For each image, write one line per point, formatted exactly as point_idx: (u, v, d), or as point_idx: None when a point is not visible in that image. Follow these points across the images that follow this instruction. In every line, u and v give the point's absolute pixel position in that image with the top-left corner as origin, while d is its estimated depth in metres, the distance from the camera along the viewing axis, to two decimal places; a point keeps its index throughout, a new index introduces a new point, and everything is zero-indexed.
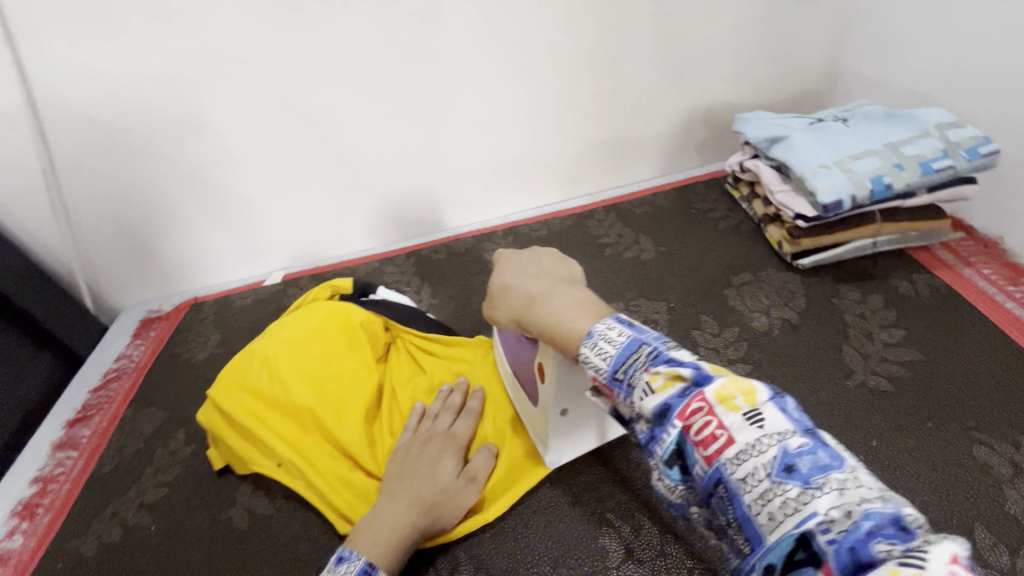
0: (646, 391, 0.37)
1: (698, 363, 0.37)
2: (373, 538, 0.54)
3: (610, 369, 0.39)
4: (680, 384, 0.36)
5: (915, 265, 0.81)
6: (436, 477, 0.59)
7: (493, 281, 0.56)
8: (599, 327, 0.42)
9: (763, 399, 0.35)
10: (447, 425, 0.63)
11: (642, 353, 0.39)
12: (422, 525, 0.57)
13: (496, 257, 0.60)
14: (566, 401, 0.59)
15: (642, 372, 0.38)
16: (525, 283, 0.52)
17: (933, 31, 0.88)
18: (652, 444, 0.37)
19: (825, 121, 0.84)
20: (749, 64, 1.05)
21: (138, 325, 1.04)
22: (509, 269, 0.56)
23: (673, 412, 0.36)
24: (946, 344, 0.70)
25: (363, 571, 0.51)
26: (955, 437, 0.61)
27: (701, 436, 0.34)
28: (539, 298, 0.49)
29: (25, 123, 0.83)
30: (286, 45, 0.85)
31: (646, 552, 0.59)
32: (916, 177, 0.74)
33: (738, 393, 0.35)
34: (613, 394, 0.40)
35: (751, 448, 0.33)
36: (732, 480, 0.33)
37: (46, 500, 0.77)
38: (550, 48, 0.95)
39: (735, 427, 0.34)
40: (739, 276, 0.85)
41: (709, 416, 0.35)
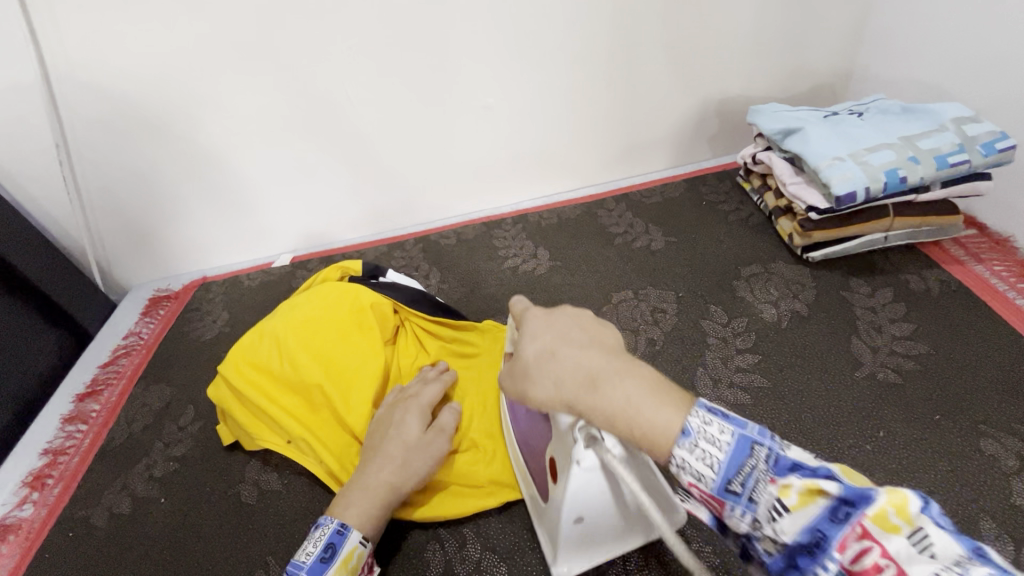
0: (777, 508, 0.35)
1: (826, 468, 0.35)
2: (346, 502, 0.58)
3: (720, 478, 0.37)
4: (820, 500, 0.34)
5: (926, 260, 0.81)
6: (404, 435, 0.62)
7: (527, 348, 0.48)
8: (691, 419, 0.38)
9: (918, 511, 0.32)
10: (413, 392, 0.67)
11: (758, 458, 0.37)
12: (395, 484, 0.59)
13: (523, 317, 0.51)
14: (579, 506, 0.53)
15: (765, 483, 0.36)
16: (578, 355, 0.44)
17: (953, 26, 0.87)
18: (794, 575, 0.34)
19: (840, 114, 0.83)
20: (765, 56, 1.05)
21: (147, 303, 1.04)
22: (546, 333, 0.48)
23: (827, 540, 0.33)
24: (955, 338, 0.70)
25: (335, 531, 0.55)
26: (962, 430, 0.61)
27: (862, 568, 0.32)
28: (602, 376, 0.42)
29: (39, 98, 0.83)
30: (301, 25, 0.85)
31: (653, 534, 0.60)
32: (931, 171, 0.74)
33: (892, 508, 0.32)
34: (722, 505, 0.38)
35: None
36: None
37: (56, 472, 0.78)
38: (565, 35, 0.94)
39: (905, 557, 0.31)
40: (749, 267, 0.85)
41: (872, 546, 0.32)
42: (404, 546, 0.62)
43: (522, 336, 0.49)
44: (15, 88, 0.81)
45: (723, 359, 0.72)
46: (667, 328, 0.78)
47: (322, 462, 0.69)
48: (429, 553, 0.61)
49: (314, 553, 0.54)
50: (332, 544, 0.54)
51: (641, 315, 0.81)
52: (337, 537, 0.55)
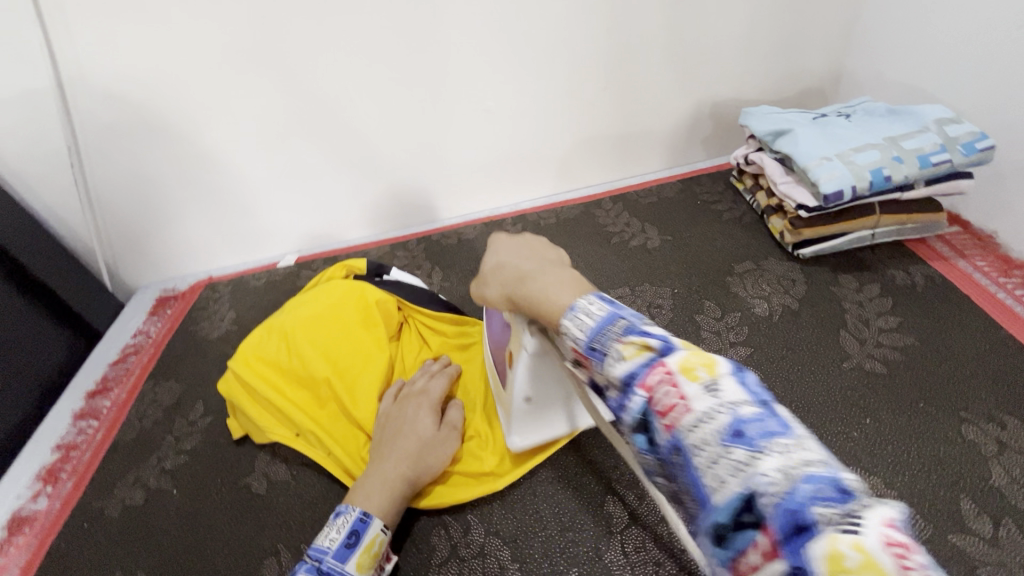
0: (617, 358, 0.40)
1: (666, 337, 0.40)
2: (365, 493, 0.60)
3: (587, 340, 0.43)
4: (648, 353, 0.39)
5: (912, 256, 0.83)
6: (418, 431, 0.65)
7: (489, 261, 0.60)
8: (581, 302, 0.46)
9: (724, 370, 0.37)
10: (420, 387, 0.70)
11: (618, 326, 0.42)
12: (410, 475, 0.62)
13: (491, 240, 0.64)
14: (529, 387, 0.62)
15: (615, 343, 0.41)
16: (518, 263, 0.56)
17: (937, 30, 0.90)
18: (621, 411, 0.40)
19: (828, 117, 0.86)
20: (756, 60, 1.08)
21: (155, 303, 1.06)
22: (501, 250, 0.60)
23: (638, 381, 0.39)
24: (939, 330, 0.73)
25: (359, 518, 0.57)
26: (944, 416, 0.64)
27: (663, 406, 0.37)
28: (530, 275, 0.53)
29: (51, 103, 0.86)
30: (306, 31, 0.87)
31: (650, 517, 0.62)
32: (914, 170, 0.76)
33: (700, 364, 0.37)
34: (589, 363, 0.44)
35: (705, 416, 0.34)
36: (688, 448, 0.35)
37: (69, 466, 0.80)
38: (562, 41, 0.97)
39: (694, 396, 0.36)
40: (742, 264, 0.87)
41: (671, 386, 0.37)
42: (412, 532, 0.64)
43: (489, 253, 0.61)
44: (28, 93, 0.84)
45: (716, 352, 0.75)
46: (662, 322, 0.80)
47: (328, 453, 0.72)
48: (435, 538, 0.63)
49: (339, 538, 0.56)
50: (356, 531, 0.57)
51: (637, 311, 0.83)
52: (361, 524, 0.57)
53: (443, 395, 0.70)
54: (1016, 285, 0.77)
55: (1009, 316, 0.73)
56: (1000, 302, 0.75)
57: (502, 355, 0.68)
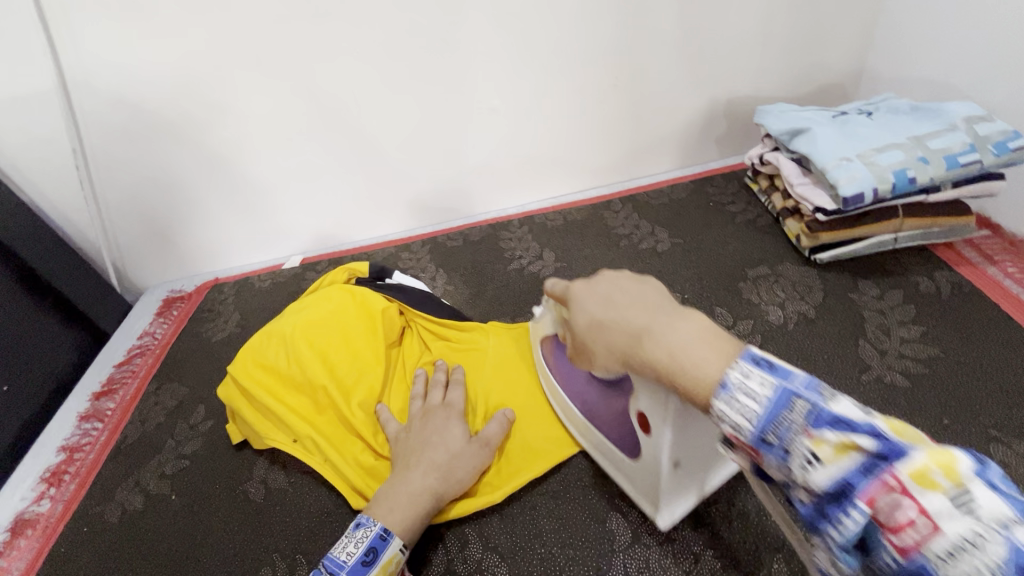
0: (809, 459, 0.38)
1: (870, 425, 0.37)
2: (388, 508, 0.58)
3: (757, 428, 0.40)
4: (855, 454, 0.37)
5: (937, 262, 0.79)
6: (447, 442, 0.63)
7: (579, 318, 0.55)
8: (732, 373, 0.41)
9: (967, 473, 0.34)
10: (440, 399, 0.69)
11: (798, 411, 0.39)
12: (438, 489, 0.60)
13: (568, 291, 0.59)
14: (676, 449, 0.54)
15: (801, 435, 0.38)
16: (625, 317, 0.50)
17: (967, 22, 0.85)
18: (824, 519, 0.39)
19: (849, 114, 0.82)
20: (773, 57, 1.04)
21: (162, 304, 1.06)
22: (592, 301, 0.55)
23: (855, 492, 0.36)
24: (966, 341, 0.69)
25: (379, 536, 0.56)
26: (972, 434, 0.60)
27: (896, 524, 0.35)
28: (649, 331, 0.47)
29: (57, 103, 0.85)
30: (310, 30, 0.86)
31: (653, 538, 0.59)
32: (941, 171, 0.72)
33: (936, 469, 0.35)
34: (761, 453, 0.41)
35: (962, 543, 0.33)
36: (936, 573, 0.34)
37: (73, 468, 0.80)
38: (571, 39, 0.95)
39: (939, 513, 0.34)
40: (755, 269, 0.84)
41: (902, 497, 0.35)
42: (420, 546, 0.62)
43: (578, 307, 0.56)
44: (32, 93, 0.84)
45: None
46: None
47: (325, 461, 0.70)
48: (432, 552, 0.61)
49: (356, 554, 0.54)
50: (373, 549, 0.55)
51: None
52: (380, 542, 0.55)
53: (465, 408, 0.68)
54: None
55: None
56: None
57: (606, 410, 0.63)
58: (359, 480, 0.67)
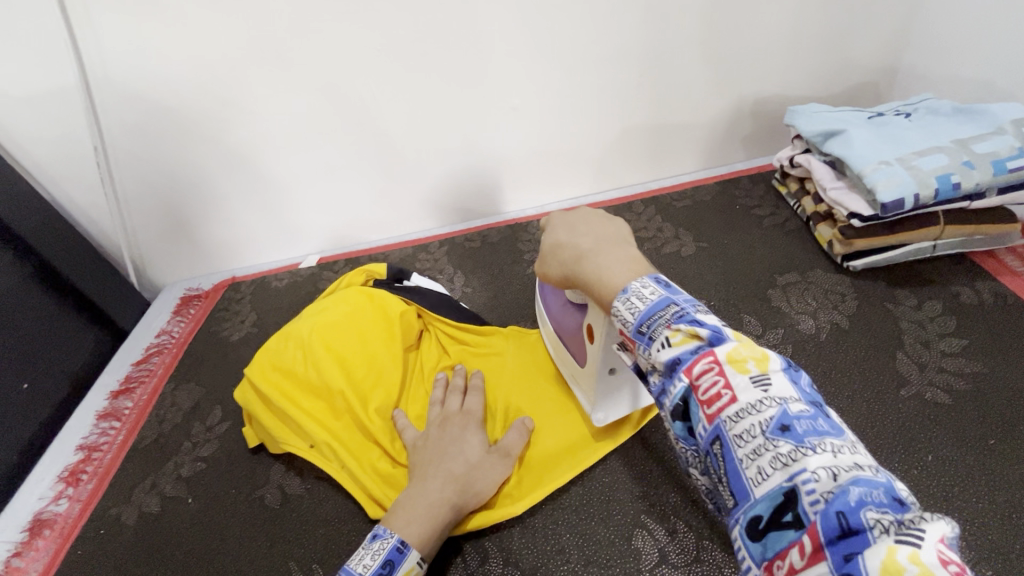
0: (664, 344, 0.39)
1: (716, 325, 0.38)
2: (406, 519, 0.56)
3: (636, 322, 0.41)
4: (697, 342, 0.38)
5: (978, 271, 0.76)
6: (466, 452, 0.62)
7: (545, 240, 0.57)
8: (635, 284, 0.43)
9: (776, 367, 0.36)
10: (458, 407, 0.68)
11: (669, 311, 0.40)
12: (457, 500, 0.58)
13: (548, 219, 0.60)
14: (613, 357, 0.61)
15: (664, 327, 0.39)
16: (574, 240, 0.53)
17: (1014, 20, 0.81)
18: (661, 396, 0.39)
19: (886, 116, 0.79)
20: (804, 56, 1.01)
21: (179, 302, 1.06)
22: (562, 227, 0.56)
23: (681, 366, 0.37)
24: (1011, 356, 0.66)
25: (396, 548, 0.54)
26: (1019, 455, 0.57)
27: (707, 395, 0.36)
28: (587, 254, 0.50)
29: (78, 102, 0.85)
30: (330, 27, 0.84)
31: (681, 558, 0.57)
32: (988, 176, 0.69)
33: (750, 358, 0.36)
34: (635, 347, 0.41)
35: (751, 407, 0.34)
36: (728, 437, 0.34)
37: (90, 467, 0.80)
38: (595, 36, 0.92)
39: (740, 387, 0.35)
40: (785, 275, 0.81)
41: (717, 376, 0.36)
42: (438, 559, 0.60)
43: (545, 233, 0.58)
44: (53, 91, 0.83)
45: None
46: None
47: (342, 468, 0.69)
48: (451, 567, 0.60)
49: (373, 566, 0.52)
50: (391, 562, 0.53)
51: None
52: (397, 555, 0.53)
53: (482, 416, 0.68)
54: None
55: None
56: None
57: (567, 327, 0.68)
58: (376, 489, 0.66)
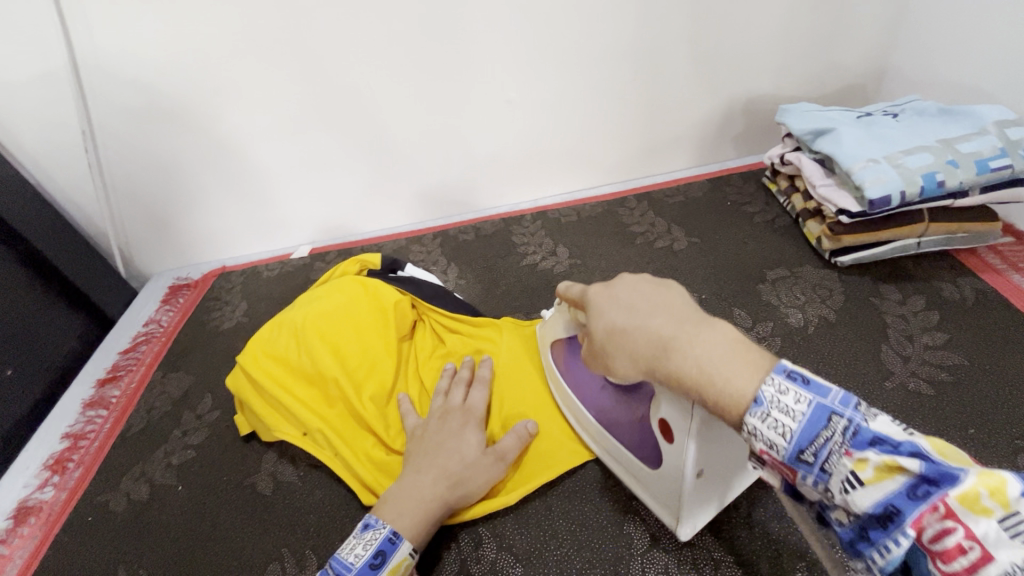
0: (852, 482, 0.35)
1: (914, 444, 0.33)
2: (397, 511, 0.56)
3: (792, 446, 0.36)
4: (901, 477, 0.33)
5: (960, 268, 0.78)
6: (462, 450, 0.61)
7: (597, 325, 0.49)
8: (765, 388, 0.37)
9: (1013, 494, 0.31)
10: (462, 400, 0.66)
11: (837, 429, 0.35)
12: (449, 495, 0.58)
13: (589, 294, 0.53)
14: (700, 460, 0.51)
15: (841, 457, 0.35)
16: (646, 322, 0.44)
17: (998, 25, 0.84)
18: (864, 541, 0.35)
19: (874, 115, 0.81)
20: (795, 56, 1.02)
21: (168, 291, 1.05)
22: (613, 307, 0.49)
23: (901, 518, 0.33)
24: (991, 349, 0.68)
25: (388, 539, 0.54)
26: (997, 444, 0.59)
27: (943, 550, 0.32)
28: (673, 341, 0.41)
29: (67, 85, 0.84)
30: (327, 15, 0.84)
31: (672, 542, 0.58)
32: (971, 175, 0.71)
33: (981, 493, 0.32)
34: (795, 471, 0.37)
35: (1016, 569, 0.30)
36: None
37: (77, 455, 0.78)
38: (592, 31, 0.93)
39: (989, 540, 0.30)
40: (774, 271, 0.83)
41: (951, 525, 0.31)
42: (432, 545, 0.61)
43: (596, 314, 0.50)
44: (41, 73, 0.82)
45: None
46: None
47: (335, 456, 0.69)
48: (445, 552, 0.60)
49: (364, 556, 0.53)
50: (382, 552, 0.54)
51: None
52: (388, 545, 0.54)
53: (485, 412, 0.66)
54: None
55: None
56: None
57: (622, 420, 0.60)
58: (369, 476, 0.66)
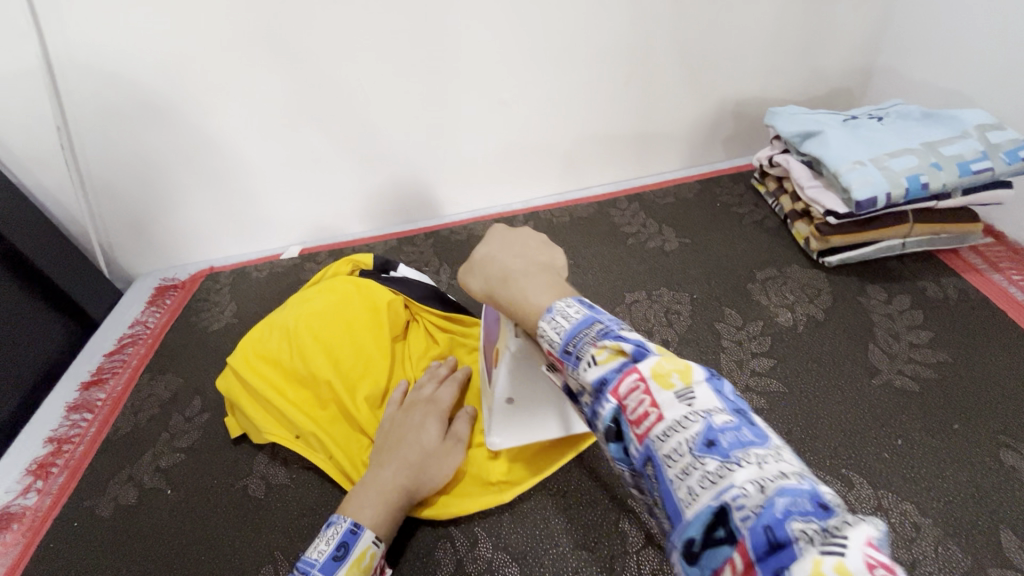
0: (589, 361, 0.37)
1: (640, 341, 0.37)
2: (359, 504, 0.57)
3: (561, 343, 0.40)
4: (621, 358, 0.36)
5: (943, 268, 0.80)
6: (422, 440, 0.61)
7: (478, 249, 0.54)
8: (560, 304, 0.42)
9: (700, 378, 0.34)
10: (430, 393, 0.67)
11: (594, 329, 0.39)
12: (409, 486, 0.59)
13: (490, 230, 0.57)
14: (511, 387, 0.59)
15: (589, 345, 0.38)
16: (504, 263, 0.50)
17: (978, 33, 0.86)
18: (593, 419, 0.37)
19: (860, 119, 0.83)
20: (783, 60, 1.04)
21: (154, 292, 1.03)
22: (497, 243, 0.54)
23: (607, 386, 0.36)
24: (974, 347, 0.70)
25: (349, 530, 0.54)
26: (982, 439, 0.61)
27: (635, 415, 0.34)
28: (514, 275, 0.49)
29: (47, 80, 0.82)
30: (319, 15, 0.83)
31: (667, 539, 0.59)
32: (953, 177, 0.73)
33: (673, 371, 0.34)
34: (564, 367, 0.40)
35: (677, 424, 0.32)
36: (659, 459, 0.32)
37: (61, 460, 0.77)
38: (582, 33, 0.94)
39: (666, 405, 0.33)
40: (764, 271, 0.84)
41: (643, 395, 0.34)
42: (413, 548, 0.61)
43: (482, 242, 0.55)
44: (25, 67, 0.80)
45: (737, 362, 0.72)
46: (681, 329, 0.78)
47: (330, 460, 0.69)
48: (440, 552, 0.60)
49: (327, 550, 0.53)
50: (345, 544, 0.54)
51: (653, 317, 0.80)
52: (350, 536, 0.54)
53: (451, 404, 0.66)
54: None
55: None
56: None
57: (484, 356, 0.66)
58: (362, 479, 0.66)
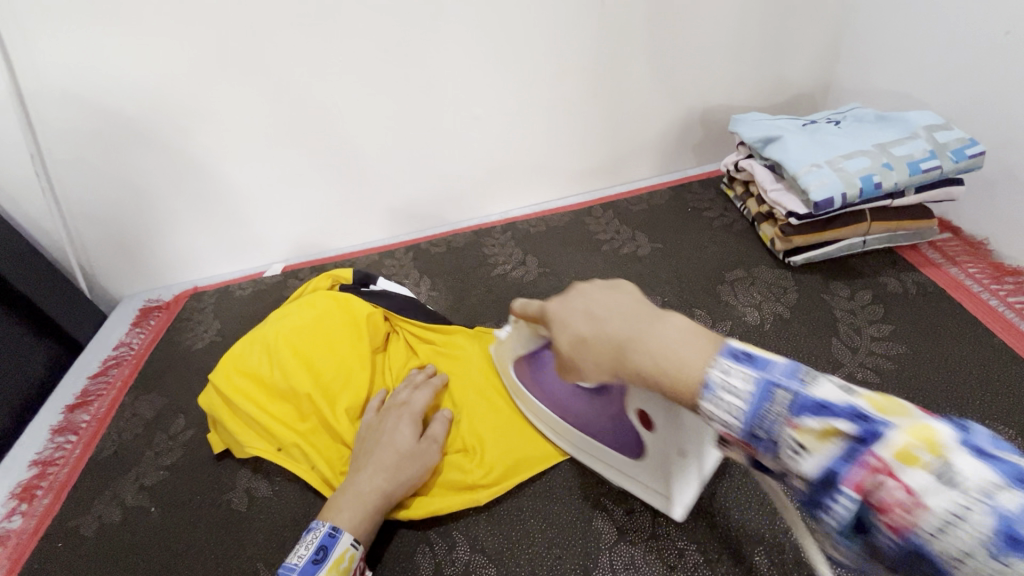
0: (797, 448, 0.36)
1: (850, 407, 0.35)
2: (337, 508, 0.58)
3: (744, 424, 0.39)
4: (838, 440, 0.35)
5: (903, 264, 0.83)
6: (396, 442, 0.63)
7: (562, 337, 0.53)
8: (713, 372, 0.40)
9: (949, 443, 0.33)
10: (404, 398, 0.69)
11: (779, 401, 0.37)
12: (386, 488, 0.60)
13: (551, 310, 0.56)
14: (684, 440, 0.53)
15: (786, 427, 0.37)
16: (603, 327, 0.49)
17: (927, 37, 0.90)
18: (816, 508, 0.37)
19: (818, 123, 0.86)
20: (747, 68, 1.08)
21: (138, 313, 1.04)
22: (574, 316, 0.53)
23: (840, 477, 0.35)
24: (932, 338, 0.72)
25: (328, 533, 0.55)
26: None
27: (883, 504, 0.33)
28: (628, 342, 0.45)
29: (26, 108, 0.84)
30: (292, 38, 0.86)
31: (638, 535, 0.60)
32: (904, 176, 0.76)
33: (918, 444, 0.33)
34: (753, 448, 0.40)
35: (949, 515, 0.31)
36: (930, 551, 0.32)
37: (45, 482, 0.77)
38: (550, 48, 0.97)
39: (924, 489, 0.32)
40: (733, 272, 0.87)
41: (888, 480, 0.33)
42: (392, 552, 0.62)
43: (556, 327, 0.55)
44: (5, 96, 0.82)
45: None
46: None
47: (312, 470, 0.70)
48: (418, 557, 0.61)
49: (306, 555, 0.54)
50: (324, 547, 0.55)
51: None
52: (329, 539, 0.55)
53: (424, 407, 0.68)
54: (1001, 286, 0.77)
55: (1001, 324, 0.72)
56: (992, 310, 0.74)
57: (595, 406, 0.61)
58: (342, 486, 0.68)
